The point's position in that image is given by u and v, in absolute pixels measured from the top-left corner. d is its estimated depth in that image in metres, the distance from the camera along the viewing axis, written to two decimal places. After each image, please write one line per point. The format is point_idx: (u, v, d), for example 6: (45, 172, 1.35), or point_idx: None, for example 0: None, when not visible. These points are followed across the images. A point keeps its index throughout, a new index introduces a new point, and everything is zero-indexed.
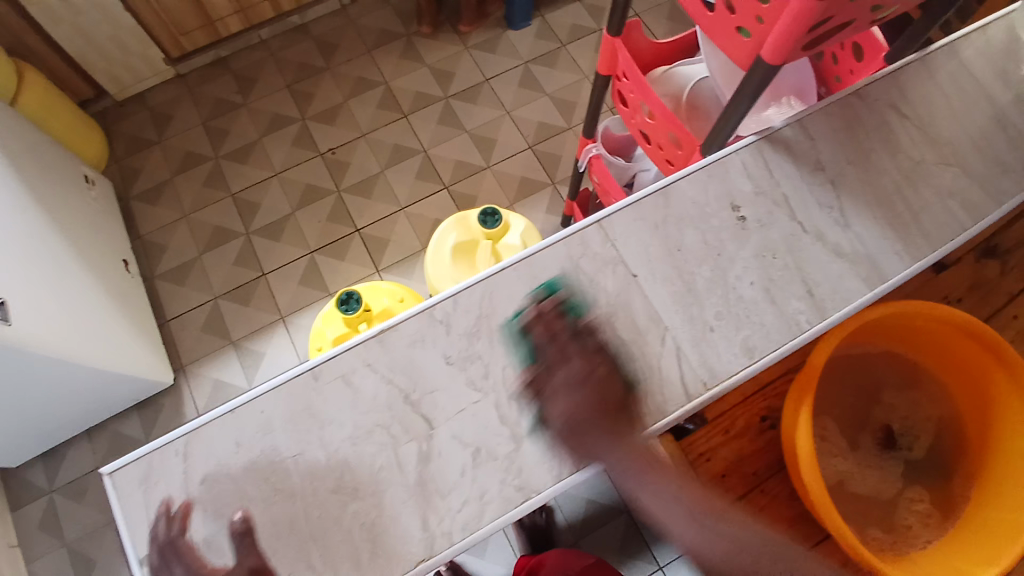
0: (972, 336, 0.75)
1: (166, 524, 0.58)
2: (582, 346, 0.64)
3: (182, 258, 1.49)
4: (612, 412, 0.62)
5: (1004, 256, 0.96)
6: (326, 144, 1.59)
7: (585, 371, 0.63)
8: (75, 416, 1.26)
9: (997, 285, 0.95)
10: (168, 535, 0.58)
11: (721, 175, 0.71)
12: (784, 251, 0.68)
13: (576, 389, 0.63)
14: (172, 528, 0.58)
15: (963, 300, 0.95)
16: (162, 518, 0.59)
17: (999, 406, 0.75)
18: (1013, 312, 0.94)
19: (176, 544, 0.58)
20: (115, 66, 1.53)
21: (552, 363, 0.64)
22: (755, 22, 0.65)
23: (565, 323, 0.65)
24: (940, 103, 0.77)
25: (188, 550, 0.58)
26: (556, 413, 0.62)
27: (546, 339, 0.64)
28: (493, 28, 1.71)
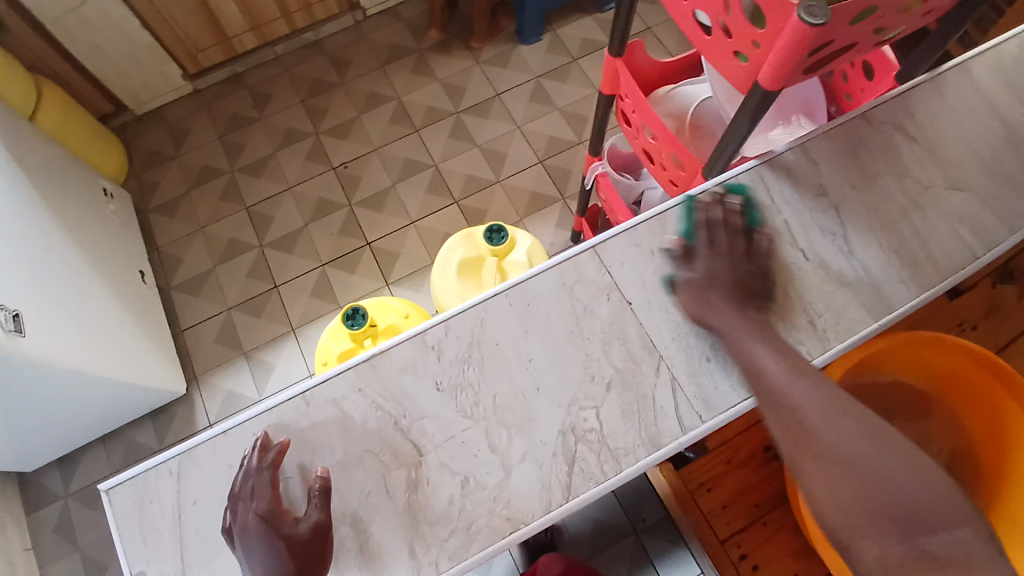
0: (983, 365, 0.73)
1: (260, 455, 0.59)
2: (742, 238, 0.66)
3: (196, 270, 1.52)
4: (744, 292, 0.64)
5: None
6: (338, 158, 1.61)
7: (737, 254, 0.65)
8: (90, 426, 1.28)
9: (1016, 312, 0.92)
10: (251, 465, 0.59)
11: (719, 201, 0.70)
12: (784, 279, 0.67)
13: (718, 265, 0.64)
14: (258, 459, 0.59)
15: (978, 328, 0.92)
16: (258, 448, 0.60)
17: (1010, 442, 0.73)
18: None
19: (257, 479, 0.58)
20: (132, 83, 1.57)
21: (716, 241, 0.66)
22: (751, 46, 0.64)
23: (737, 220, 0.67)
24: (952, 124, 0.75)
25: (272, 483, 0.58)
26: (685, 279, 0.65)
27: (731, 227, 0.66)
28: (504, 42, 1.72)
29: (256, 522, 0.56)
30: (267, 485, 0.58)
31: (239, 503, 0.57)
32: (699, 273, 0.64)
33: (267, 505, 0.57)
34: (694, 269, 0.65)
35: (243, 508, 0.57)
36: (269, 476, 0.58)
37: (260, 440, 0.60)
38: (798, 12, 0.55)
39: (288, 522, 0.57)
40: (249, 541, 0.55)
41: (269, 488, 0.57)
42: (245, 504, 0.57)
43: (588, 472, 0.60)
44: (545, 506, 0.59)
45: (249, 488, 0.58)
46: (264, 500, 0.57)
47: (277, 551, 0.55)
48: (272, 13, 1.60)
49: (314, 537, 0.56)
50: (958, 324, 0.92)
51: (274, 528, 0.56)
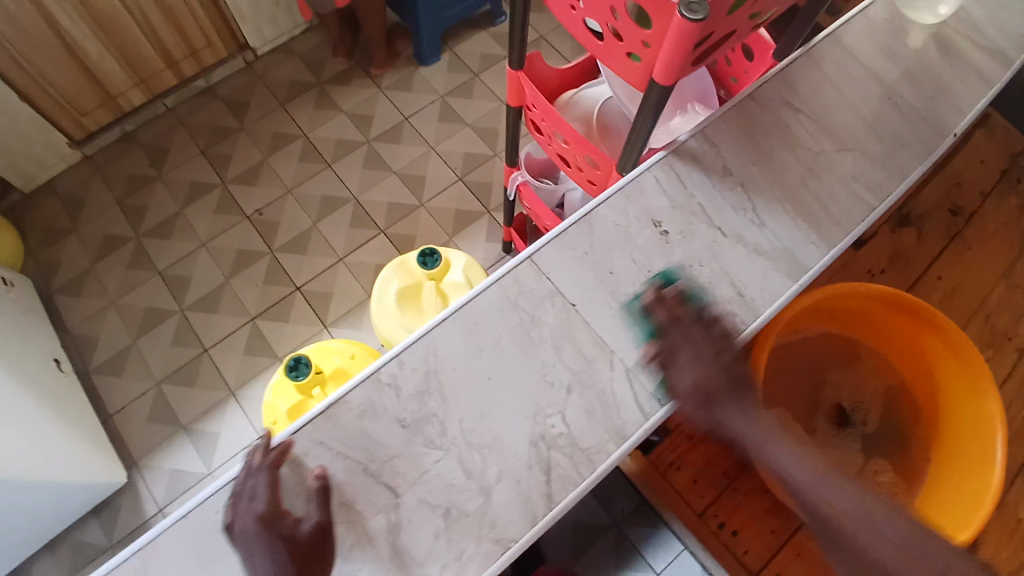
0: (899, 306, 0.80)
1: (260, 455, 0.59)
2: (708, 329, 0.65)
3: (116, 347, 1.42)
4: (730, 390, 0.63)
5: (916, 224, 1.03)
6: (252, 206, 1.55)
7: (701, 349, 0.64)
8: (25, 539, 1.16)
9: (916, 252, 1.01)
10: (252, 463, 0.59)
11: (638, 195, 0.74)
12: (709, 258, 0.71)
13: (708, 359, 0.63)
14: (262, 457, 0.59)
15: (887, 272, 1.00)
16: (258, 449, 0.60)
17: (938, 371, 0.80)
18: (938, 273, 1.01)
19: (257, 481, 0.58)
20: (15, 158, 1.45)
21: (685, 339, 0.64)
22: (642, 46, 0.68)
23: (686, 308, 0.66)
24: (830, 93, 0.82)
25: (272, 486, 0.58)
26: (680, 384, 0.63)
27: (667, 321, 0.65)
28: (404, 66, 1.72)
29: (256, 524, 0.56)
30: (267, 488, 0.58)
31: (240, 505, 0.57)
32: (689, 381, 0.63)
33: (269, 504, 0.57)
34: (681, 378, 0.63)
35: (243, 509, 0.57)
36: (269, 476, 0.58)
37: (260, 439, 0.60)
38: (679, 10, 0.59)
39: (289, 523, 0.57)
40: (249, 544, 0.55)
41: (268, 489, 0.58)
42: (244, 506, 0.57)
43: (565, 477, 0.61)
44: (529, 520, 0.59)
45: (249, 492, 0.58)
46: (263, 501, 0.57)
47: (278, 551, 0.55)
48: (158, 66, 1.53)
49: (314, 539, 0.56)
50: (870, 273, 1.00)
51: (274, 529, 0.56)
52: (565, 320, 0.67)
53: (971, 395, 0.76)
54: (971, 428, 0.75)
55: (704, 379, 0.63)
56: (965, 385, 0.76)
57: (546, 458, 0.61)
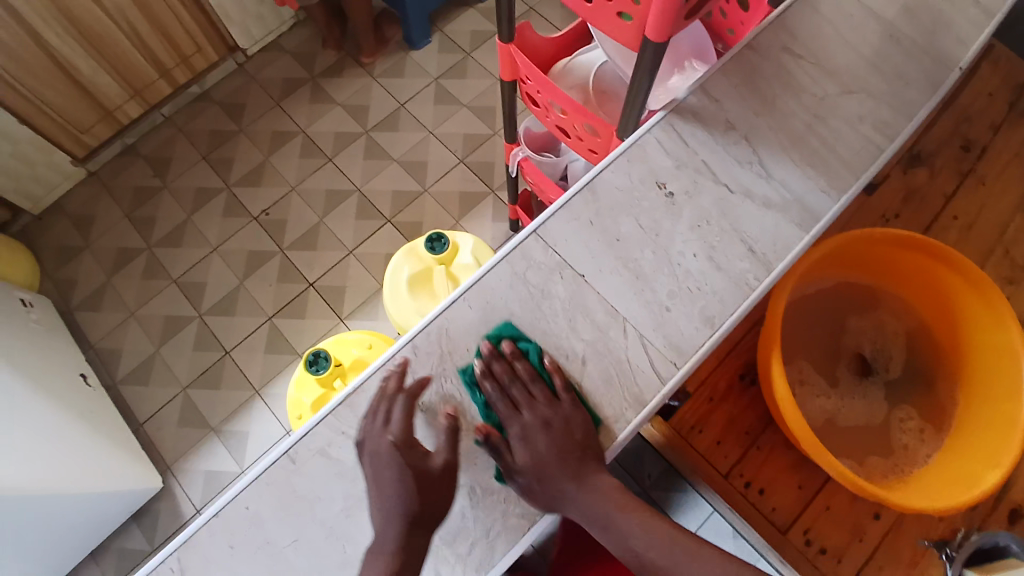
0: (911, 246, 0.74)
1: (394, 382, 0.61)
2: (540, 391, 0.62)
3: (141, 357, 1.45)
4: (571, 457, 0.60)
5: (929, 161, 0.94)
6: (258, 207, 1.56)
7: (547, 415, 0.61)
8: (69, 549, 1.20)
9: (930, 191, 0.93)
10: (387, 390, 0.61)
11: (641, 157, 0.72)
12: (718, 215, 0.69)
13: (536, 433, 0.61)
14: (392, 383, 0.61)
15: (901, 215, 0.92)
16: (394, 374, 0.62)
17: (959, 311, 0.74)
18: (953, 213, 0.92)
19: (393, 406, 0.60)
20: (21, 181, 1.46)
21: (516, 406, 0.62)
22: (633, 4, 0.65)
23: (525, 366, 0.63)
24: (831, 34, 0.79)
25: (408, 413, 0.60)
26: (517, 463, 0.60)
27: (496, 391, 0.62)
28: (395, 52, 1.70)
29: (392, 448, 0.58)
30: (402, 415, 0.59)
31: (375, 427, 0.59)
32: (524, 460, 0.60)
33: (403, 432, 0.59)
34: (517, 456, 0.60)
35: (381, 431, 0.59)
36: (404, 403, 0.60)
37: (399, 365, 0.62)
38: None
39: (419, 454, 0.58)
40: (381, 466, 0.57)
41: (401, 419, 0.59)
42: (378, 429, 0.59)
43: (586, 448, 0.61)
44: None
45: (384, 416, 0.60)
46: (396, 428, 0.59)
47: (406, 479, 0.56)
48: (151, 76, 1.52)
49: (443, 476, 0.58)
50: (882, 217, 0.92)
51: (404, 457, 0.57)
52: (506, 379, 0.62)
53: (995, 331, 0.70)
54: (999, 364, 0.69)
55: (534, 458, 0.60)
56: (988, 322, 0.70)
57: None
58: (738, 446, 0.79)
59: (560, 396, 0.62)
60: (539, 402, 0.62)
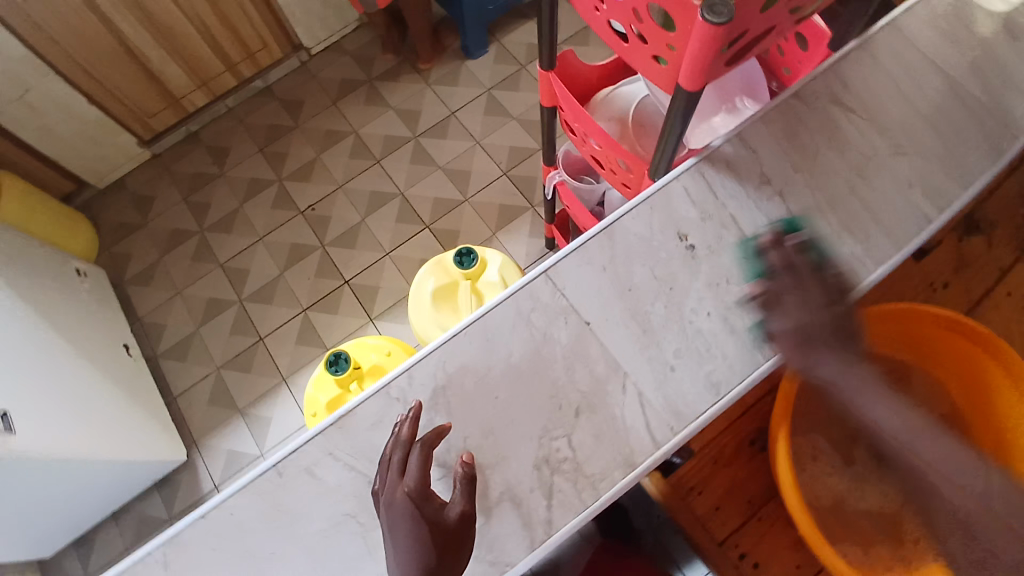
0: (952, 328, 0.71)
1: (408, 428, 0.59)
2: (813, 276, 0.60)
3: (180, 334, 1.52)
4: (843, 334, 0.60)
5: (989, 231, 0.86)
6: (305, 201, 1.61)
7: (826, 297, 0.60)
8: (92, 508, 1.27)
9: (985, 262, 0.85)
10: (400, 438, 0.58)
11: (664, 204, 0.69)
12: (738, 274, 0.66)
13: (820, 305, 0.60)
14: (404, 431, 0.59)
15: (950, 284, 0.84)
16: (408, 419, 0.60)
17: (997, 403, 0.70)
18: (1007, 288, 0.83)
19: (408, 455, 0.57)
20: (89, 159, 1.57)
21: (779, 290, 0.61)
22: (667, 49, 0.63)
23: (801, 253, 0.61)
24: (888, 89, 0.73)
25: (422, 464, 0.57)
26: (785, 323, 0.60)
27: (781, 264, 0.62)
28: (451, 59, 1.72)
29: (406, 500, 0.55)
30: (417, 465, 0.56)
31: (390, 478, 0.57)
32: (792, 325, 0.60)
33: (418, 484, 0.56)
34: (788, 318, 0.60)
35: (396, 483, 0.56)
36: (419, 452, 0.57)
37: (412, 410, 0.60)
38: (700, 13, 0.54)
39: (435, 507, 0.55)
40: (396, 518, 0.55)
41: (419, 468, 0.56)
42: (394, 480, 0.57)
43: (566, 504, 0.60)
44: (527, 545, 0.59)
45: (398, 465, 0.57)
46: (413, 478, 0.56)
47: (422, 533, 0.54)
48: (217, 69, 1.60)
49: (461, 528, 0.55)
50: (928, 285, 0.84)
51: (420, 511, 0.55)
52: (787, 261, 0.61)
53: None
54: None
55: (802, 325, 0.60)
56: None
57: (550, 482, 0.60)
58: (737, 515, 0.76)
59: (835, 287, 0.60)
60: (809, 286, 0.60)
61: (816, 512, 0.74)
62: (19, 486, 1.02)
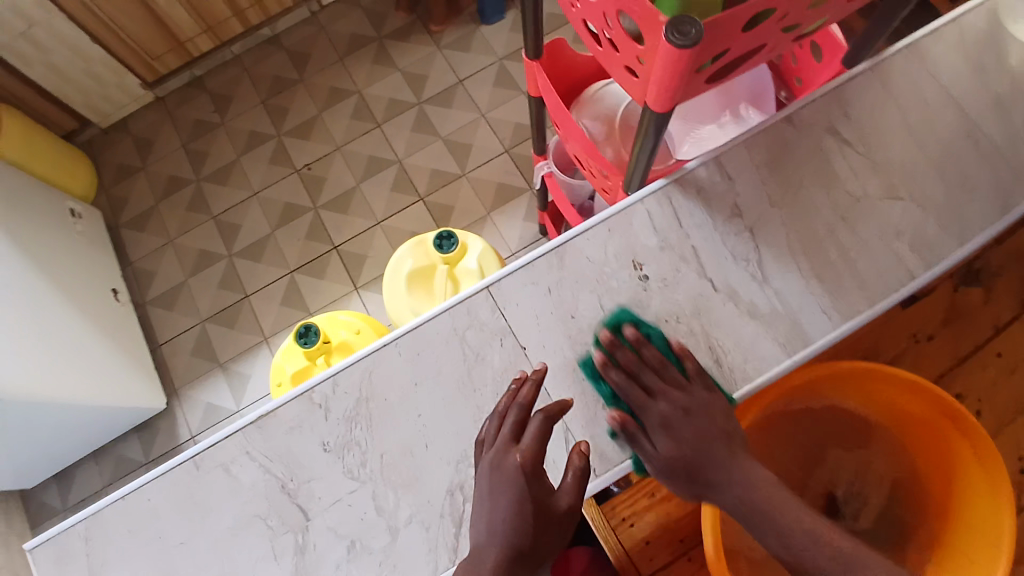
0: (922, 395, 0.65)
1: (528, 392, 0.56)
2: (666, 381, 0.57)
3: (170, 283, 1.53)
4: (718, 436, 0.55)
5: (989, 281, 0.79)
6: (303, 160, 1.58)
7: (683, 401, 0.56)
8: (72, 446, 1.31)
9: (980, 317, 0.78)
10: (521, 399, 0.56)
11: (624, 229, 0.65)
12: (690, 314, 0.62)
13: (677, 422, 0.55)
14: (525, 394, 0.56)
15: (936, 338, 0.78)
16: (528, 381, 0.57)
17: (956, 484, 0.65)
18: (998, 348, 0.77)
19: (527, 421, 0.55)
20: (93, 97, 1.55)
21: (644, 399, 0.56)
22: (637, 62, 0.57)
23: (649, 352, 0.58)
24: (892, 123, 0.67)
25: (541, 434, 0.54)
26: (656, 454, 0.55)
27: (626, 381, 0.57)
28: (466, 24, 1.64)
29: (522, 469, 0.52)
30: (535, 434, 0.54)
31: (502, 439, 0.54)
32: (665, 451, 0.55)
33: (535, 457, 0.53)
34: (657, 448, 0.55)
35: (509, 448, 0.54)
36: (538, 424, 0.54)
37: (535, 374, 0.57)
38: (666, 33, 0.49)
39: (546, 486, 0.53)
40: (500, 483, 0.52)
41: (536, 439, 0.54)
42: (507, 444, 0.54)
43: None
44: (431, 569, 0.58)
45: (512, 428, 0.55)
46: (530, 450, 0.53)
47: (526, 509, 0.51)
48: (225, 14, 1.54)
49: (565, 516, 0.53)
50: (910, 336, 0.78)
51: (528, 487, 0.52)
52: (631, 368, 0.58)
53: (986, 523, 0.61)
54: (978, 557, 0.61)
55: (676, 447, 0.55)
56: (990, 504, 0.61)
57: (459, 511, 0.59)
58: (667, 551, 0.73)
59: (694, 387, 0.57)
60: (661, 396, 0.56)
61: (749, 562, 0.71)
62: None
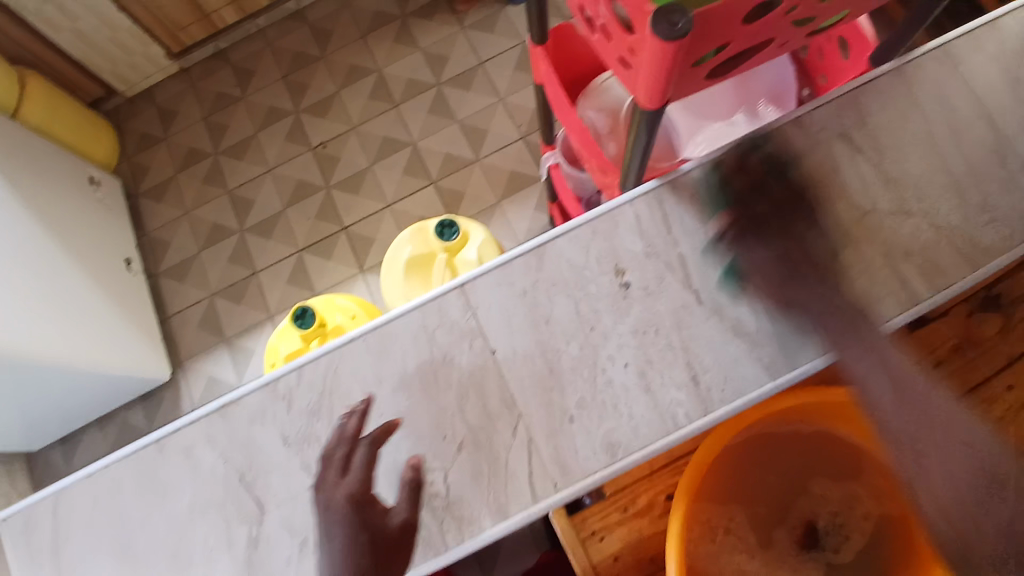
0: None
1: (354, 422, 0.56)
2: None
3: (183, 255, 1.55)
4: None
5: (1009, 308, 0.73)
6: (318, 138, 1.57)
7: None
8: (79, 409, 1.34)
9: (994, 349, 0.72)
10: (346, 432, 0.56)
11: (608, 231, 0.61)
12: (671, 327, 0.58)
13: None
14: (351, 424, 0.56)
15: (946, 365, 0.72)
16: (356, 413, 0.57)
17: None
18: (1009, 381, 0.71)
19: (353, 451, 0.55)
20: (117, 66, 1.57)
21: None
22: (628, 53, 0.53)
23: None
24: (911, 133, 0.61)
25: (369, 461, 0.54)
26: None
27: None
28: (491, 5, 1.59)
29: (346, 501, 0.52)
30: (362, 462, 0.54)
31: (330, 477, 0.54)
32: None
33: (361, 485, 0.53)
34: None
35: (338, 481, 0.53)
36: (366, 450, 0.55)
37: (361, 405, 0.57)
38: (652, 22, 0.45)
39: (378, 512, 0.52)
40: (333, 519, 0.52)
41: (364, 467, 0.54)
42: (335, 478, 0.54)
43: (426, 541, 0.56)
44: None
45: (342, 462, 0.54)
46: (356, 480, 0.53)
47: (360, 539, 0.50)
48: None
49: (401, 537, 0.52)
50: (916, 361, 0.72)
51: (360, 514, 0.52)
52: None
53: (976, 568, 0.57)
54: None
55: None
56: None
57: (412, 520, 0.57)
58: (634, 569, 0.70)
59: None
60: None
61: None
62: (4, 388, 1.08)
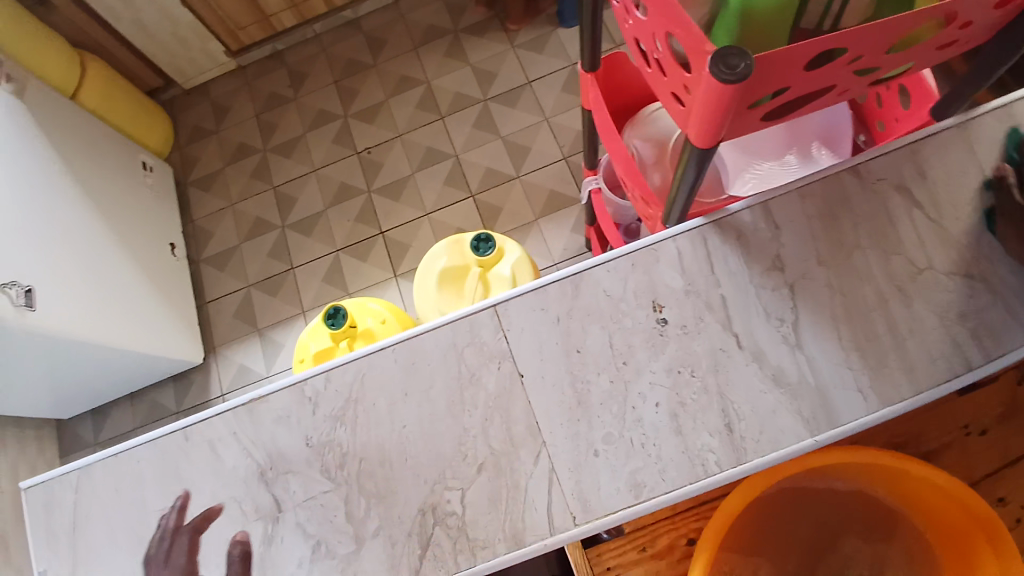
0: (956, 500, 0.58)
1: (175, 518, 0.61)
2: None
3: (224, 246, 1.59)
4: None
5: None
6: (363, 143, 1.60)
7: None
8: (110, 386, 1.37)
9: None
10: (168, 527, 0.61)
11: (648, 266, 0.60)
12: (705, 368, 0.57)
13: None
14: (171, 520, 0.61)
15: (989, 433, 0.69)
16: (175, 509, 0.61)
17: None
18: None
19: (175, 542, 0.60)
20: (179, 60, 1.63)
21: None
22: (682, 90, 0.52)
23: None
24: (974, 190, 0.59)
25: (263, 474, 0.60)
26: None
27: None
28: (544, 25, 1.61)
29: None
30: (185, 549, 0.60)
31: (157, 565, 0.60)
32: None
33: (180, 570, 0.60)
34: None
35: (163, 569, 0.60)
36: (187, 539, 0.60)
37: (178, 502, 0.61)
38: (710, 64, 0.44)
39: None
40: None
41: (185, 554, 0.60)
42: (162, 565, 0.60)
43: (439, 559, 0.56)
44: None
45: (167, 550, 0.60)
46: (182, 565, 0.60)
47: None
48: None
49: None
50: (959, 425, 0.69)
51: None
52: None
53: None
54: None
55: None
56: None
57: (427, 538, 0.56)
58: None
59: None
60: None
61: None
62: (41, 360, 1.11)
